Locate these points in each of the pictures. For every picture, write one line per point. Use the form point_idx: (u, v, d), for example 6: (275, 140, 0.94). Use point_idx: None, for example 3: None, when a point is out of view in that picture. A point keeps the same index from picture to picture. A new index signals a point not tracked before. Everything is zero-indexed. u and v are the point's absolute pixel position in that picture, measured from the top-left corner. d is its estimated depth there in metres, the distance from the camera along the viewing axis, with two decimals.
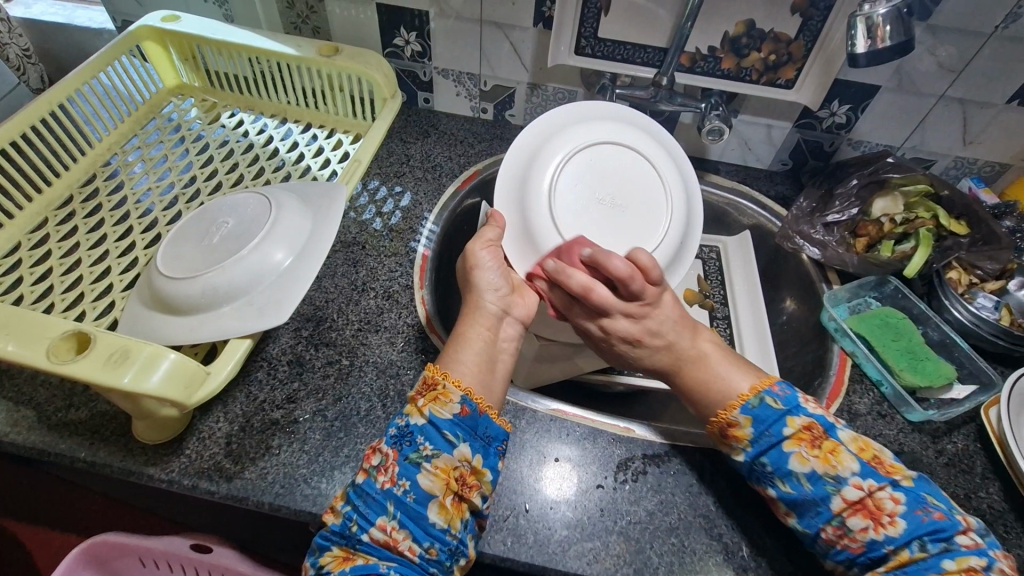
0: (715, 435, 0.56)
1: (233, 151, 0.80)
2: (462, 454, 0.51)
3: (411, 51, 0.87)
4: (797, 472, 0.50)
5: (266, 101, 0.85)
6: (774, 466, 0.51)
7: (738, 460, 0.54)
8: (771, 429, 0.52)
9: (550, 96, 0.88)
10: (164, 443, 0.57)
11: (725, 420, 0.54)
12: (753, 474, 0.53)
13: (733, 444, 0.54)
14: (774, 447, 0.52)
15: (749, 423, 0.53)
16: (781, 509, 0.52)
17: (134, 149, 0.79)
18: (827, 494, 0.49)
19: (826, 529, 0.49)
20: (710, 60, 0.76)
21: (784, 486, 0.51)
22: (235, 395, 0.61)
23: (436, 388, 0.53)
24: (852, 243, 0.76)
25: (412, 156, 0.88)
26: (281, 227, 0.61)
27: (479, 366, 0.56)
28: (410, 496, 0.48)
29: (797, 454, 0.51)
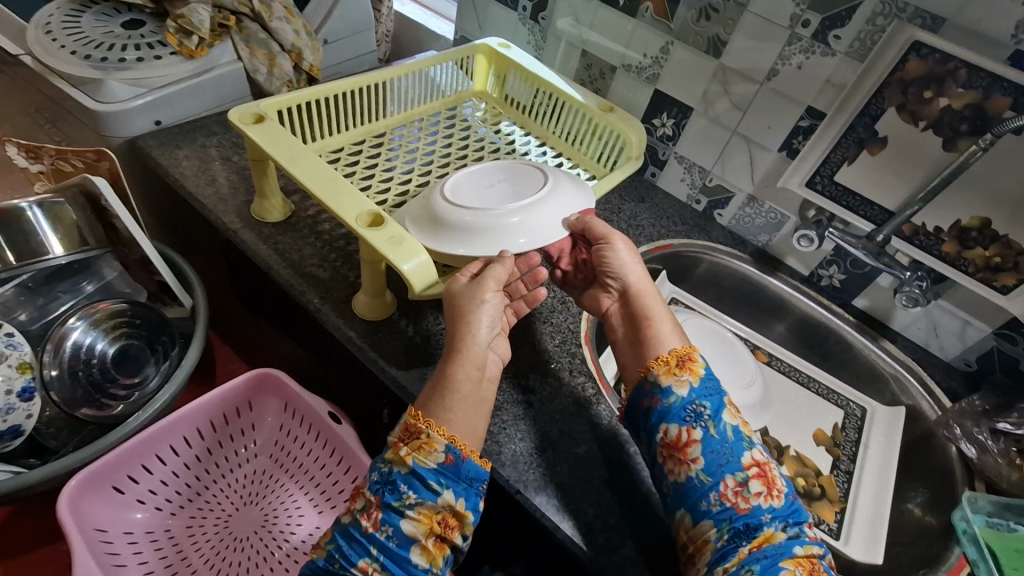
0: (661, 364, 0.63)
1: (499, 150, 1.01)
2: (445, 500, 0.54)
3: (662, 133, 1.03)
4: (728, 421, 0.60)
5: (537, 125, 1.05)
6: (711, 411, 0.60)
7: (678, 393, 0.61)
8: (713, 384, 0.62)
9: (763, 212, 0.98)
10: (370, 320, 0.76)
11: (685, 353, 0.64)
12: (684, 412, 0.60)
13: (681, 375, 0.62)
14: (716, 396, 0.61)
15: (701, 366, 0.63)
16: (693, 453, 0.58)
17: (435, 121, 1.04)
18: (741, 449, 0.59)
19: (727, 482, 0.57)
20: (931, 238, 0.81)
21: (711, 430, 0.59)
22: (429, 314, 0.78)
23: (418, 436, 0.55)
24: (1016, 461, 0.74)
25: (623, 211, 1.03)
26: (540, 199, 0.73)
27: (468, 414, 0.58)
28: (392, 541, 0.53)
29: (728, 409, 0.61)
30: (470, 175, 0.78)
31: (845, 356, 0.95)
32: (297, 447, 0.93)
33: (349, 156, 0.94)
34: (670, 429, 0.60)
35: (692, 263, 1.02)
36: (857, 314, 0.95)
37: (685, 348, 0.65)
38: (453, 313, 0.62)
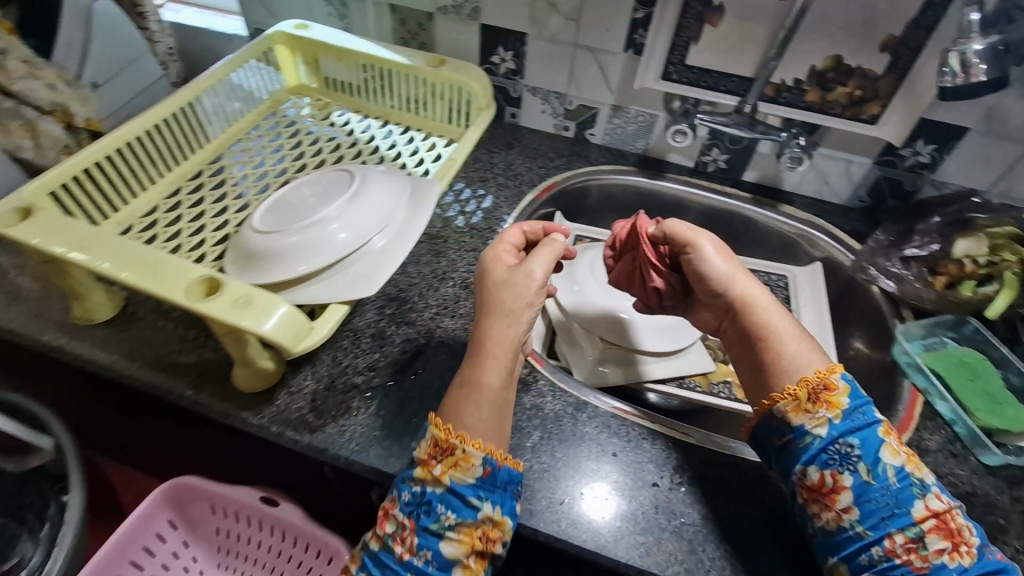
0: (789, 397, 0.56)
1: (340, 146, 0.88)
2: (490, 508, 0.52)
3: (505, 69, 0.95)
4: (888, 462, 0.52)
5: (373, 105, 0.93)
6: (863, 450, 0.53)
7: (818, 435, 0.54)
8: (863, 409, 0.55)
9: (631, 118, 0.93)
10: (258, 393, 0.63)
11: (822, 380, 0.56)
12: (827, 455, 0.53)
13: (818, 411, 0.55)
14: (870, 431, 0.53)
15: (845, 394, 0.55)
16: (842, 501, 0.52)
17: (256, 137, 0.88)
18: (913, 496, 0.51)
19: (894, 537, 0.50)
20: (795, 92, 0.79)
21: (867, 475, 0.52)
22: (322, 357, 0.67)
23: (452, 453, 0.51)
24: (931, 281, 0.74)
25: (495, 165, 0.94)
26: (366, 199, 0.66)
27: (490, 425, 0.54)
28: (432, 565, 0.50)
29: (887, 444, 0.53)
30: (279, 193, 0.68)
31: (755, 233, 0.94)
32: (243, 545, 0.81)
33: (167, 213, 0.77)
34: (809, 473, 0.53)
35: (583, 194, 0.96)
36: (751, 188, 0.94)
37: (823, 372, 0.57)
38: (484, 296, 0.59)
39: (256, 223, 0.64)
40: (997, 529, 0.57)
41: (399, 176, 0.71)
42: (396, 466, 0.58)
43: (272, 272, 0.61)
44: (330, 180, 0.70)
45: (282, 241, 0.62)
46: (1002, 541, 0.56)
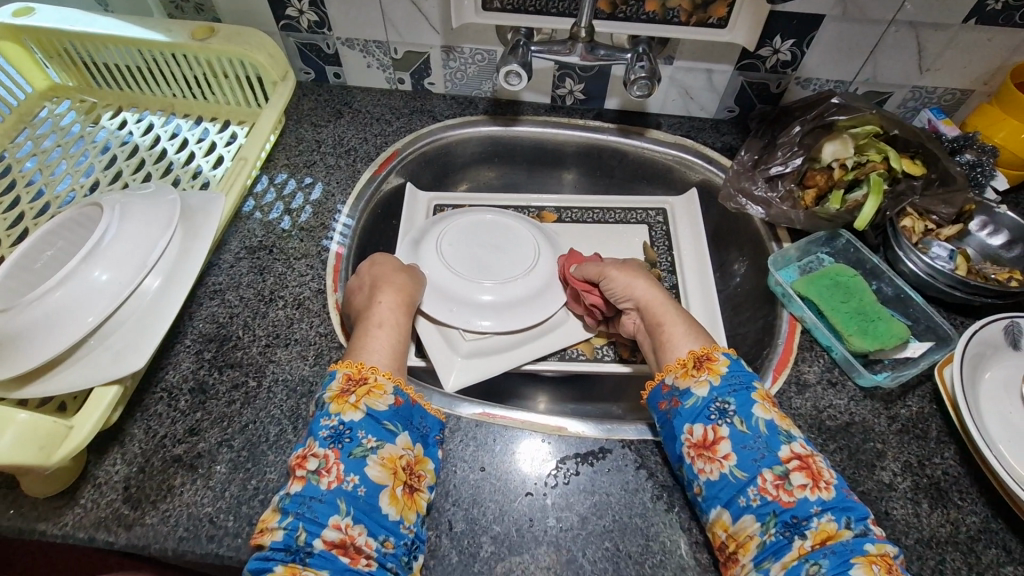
0: (677, 369, 0.55)
1: (116, 157, 0.71)
2: (404, 442, 0.52)
3: (308, 22, 0.78)
4: (760, 415, 0.50)
5: (151, 96, 0.76)
6: (739, 405, 0.51)
7: (700, 394, 0.52)
8: (741, 376, 0.53)
9: (468, 58, 0.80)
10: (55, 496, 0.53)
11: (705, 354, 0.55)
12: (709, 411, 0.51)
13: (702, 375, 0.54)
14: (744, 391, 0.52)
15: (725, 363, 0.54)
16: (722, 449, 0.49)
17: (4, 166, 0.70)
18: (780, 442, 0.49)
19: (765, 475, 0.47)
20: (632, 4, 0.68)
21: (741, 426, 0.50)
22: (133, 433, 0.56)
23: (366, 381, 0.54)
24: (801, 197, 0.70)
25: (323, 141, 0.80)
26: (122, 239, 0.52)
27: (391, 354, 0.58)
28: (361, 489, 0.48)
29: (759, 402, 0.51)
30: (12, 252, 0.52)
31: (628, 166, 0.85)
32: None
33: None
34: (693, 430, 0.51)
35: (433, 155, 0.84)
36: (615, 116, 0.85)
37: (707, 348, 0.56)
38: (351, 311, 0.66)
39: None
40: (876, 456, 0.55)
41: (165, 196, 0.57)
42: (235, 546, 0.50)
43: (20, 360, 0.47)
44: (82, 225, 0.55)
45: (25, 315, 0.47)
46: (881, 468, 0.54)
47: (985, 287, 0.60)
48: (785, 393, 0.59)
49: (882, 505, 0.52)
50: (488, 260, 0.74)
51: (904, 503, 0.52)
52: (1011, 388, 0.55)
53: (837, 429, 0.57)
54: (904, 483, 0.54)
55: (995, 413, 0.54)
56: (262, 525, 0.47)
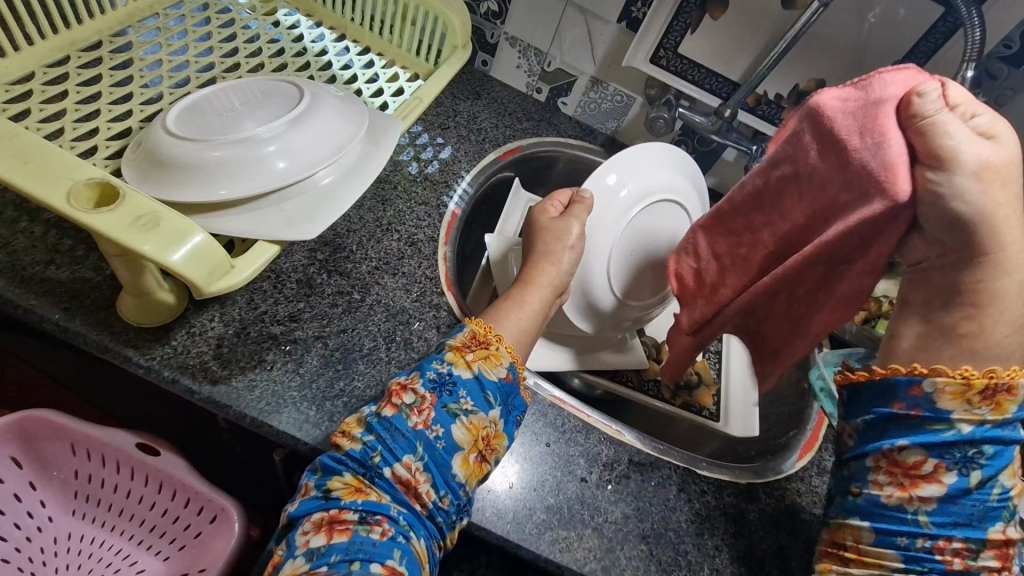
0: (957, 377, 0.42)
1: (283, 51, 0.74)
2: (495, 416, 0.49)
3: (487, 9, 0.86)
4: (1003, 481, 0.43)
5: (328, 11, 0.79)
6: (990, 462, 0.43)
7: (958, 428, 0.43)
8: (1016, 429, 0.43)
9: (608, 95, 0.89)
10: (148, 328, 0.53)
11: (1007, 381, 0.42)
12: (950, 446, 0.43)
13: (980, 407, 0.43)
14: (1008, 448, 0.43)
15: (1017, 403, 0.43)
16: (924, 489, 0.44)
17: (177, 16, 0.72)
18: (997, 517, 0.44)
19: (954, 540, 0.44)
20: (772, 107, 0.79)
21: (975, 482, 0.43)
22: (236, 298, 0.57)
23: (487, 347, 0.52)
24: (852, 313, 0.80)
25: (459, 113, 0.86)
26: (317, 124, 0.56)
27: (526, 333, 0.56)
28: (441, 442, 0.46)
29: (1011, 468, 0.43)
30: (209, 94, 0.56)
31: None
32: (110, 492, 0.71)
33: (46, 86, 0.59)
34: (909, 451, 0.44)
35: (545, 164, 0.91)
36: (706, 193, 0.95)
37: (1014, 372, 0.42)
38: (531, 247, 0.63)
39: (173, 126, 0.52)
40: None
41: (356, 106, 0.61)
42: (312, 434, 0.51)
43: (191, 190, 0.50)
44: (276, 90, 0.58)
45: (212, 153, 0.50)
46: None
47: None
48: (807, 470, 0.66)
49: None
50: (640, 254, 0.69)
51: None
52: None
53: None
54: None
55: None
56: (345, 426, 0.47)
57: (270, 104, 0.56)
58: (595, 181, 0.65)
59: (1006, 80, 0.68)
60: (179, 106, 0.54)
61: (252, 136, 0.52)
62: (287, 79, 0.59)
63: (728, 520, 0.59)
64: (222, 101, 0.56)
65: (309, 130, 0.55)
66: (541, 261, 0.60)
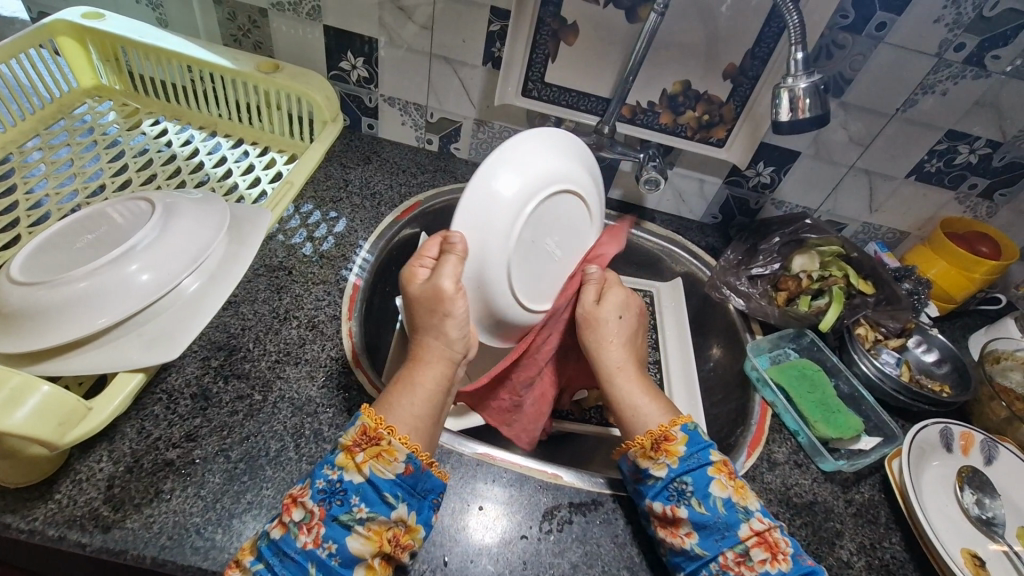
0: (638, 444, 0.54)
1: (152, 161, 0.73)
2: (399, 514, 0.48)
3: (357, 76, 0.86)
4: (717, 494, 0.50)
5: (196, 112, 0.80)
6: (695, 485, 0.51)
7: (658, 476, 0.52)
8: (700, 453, 0.52)
9: (496, 133, 0.89)
10: (29, 486, 0.49)
11: (662, 432, 0.54)
12: (667, 490, 0.52)
13: (659, 457, 0.53)
14: (701, 468, 0.51)
15: (682, 441, 0.53)
16: (682, 528, 0.50)
17: (35, 150, 0.70)
18: (738, 520, 0.49)
19: (726, 554, 0.48)
20: (649, 114, 0.80)
21: (699, 507, 0.50)
22: (124, 431, 0.54)
23: (378, 442, 0.49)
24: (774, 296, 0.80)
25: (350, 182, 0.85)
26: (170, 237, 0.54)
27: (424, 419, 0.53)
28: (335, 558, 0.45)
29: (718, 478, 0.51)
30: (56, 229, 0.54)
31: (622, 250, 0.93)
32: None
33: None
34: (653, 507, 0.52)
35: (449, 213, 0.90)
36: (616, 205, 0.95)
37: (665, 425, 0.55)
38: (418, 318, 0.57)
39: (16, 271, 0.49)
40: (835, 534, 0.61)
41: (216, 206, 0.60)
42: (219, 560, 0.48)
43: (43, 334, 0.47)
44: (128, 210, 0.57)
45: (57, 291, 0.48)
46: (839, 545, 0.60)
47: (924, 395, 0.70)
48: (757, 468, 0.65)
49: None
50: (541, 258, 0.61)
51: None
52: (947, 484, 0.64)
53: (803, 506, 0.62)
54: (860, 562, 0.59)
55: (935, 504, 0.62)
56: (238, 557, 0.46)
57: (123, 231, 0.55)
58: (478, 187, 0.54)
59: (853, 47, 0.71)
60: (26, 248, 0.51)
61: (98, 264, 0.50)
62: (135, 197, 0.58)
63: None
64: (75, 234, 0.55)
65: (160, 243, 0.53)
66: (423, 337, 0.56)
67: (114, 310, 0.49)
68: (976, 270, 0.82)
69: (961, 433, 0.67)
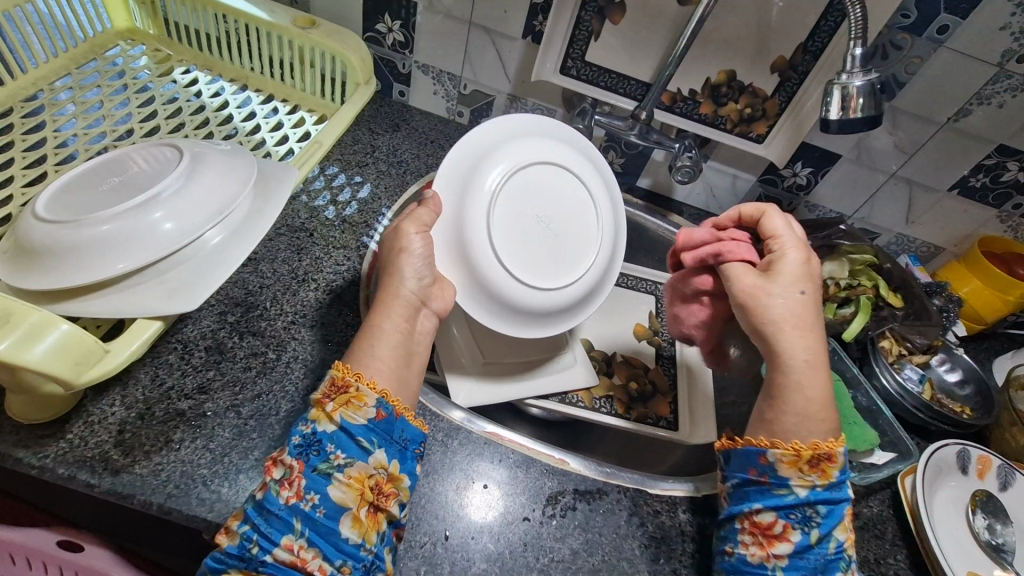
0: (788, 448, 0.51)
1: (181, 110, 0.72)
2: (378, 461, 0.48)
3: (393, 40, 0.84)
4: (836, 537, 0.49)
5: (227, 63, 0.78)
6: (825, 519, 0.49)
7: (796, 492, 0.50)
8: (840, 489, 0.51)
9: (529, 111, 0.87)
10: (42, 423, 0.50)
11: (827, 452, 0.50)
12: (792, 509, 0.50)
13: (809, 475, 0.50)
14: (837, 505, 0.50)
15: (839, 469, 0.50)
16: (777, 548, 0.49)
17: (64, 89, 0.69)
18: (838, 567, 0.49)
19: None
20: (689, 103, 0.78)
21: (815, 539, 0.49)
22: (138, 377, 0.54)
23: (347, 390, 0.49)
24: None
25: (377, 148, 0.83)
26: (194, 188, 0.53)
27: (392, 362, 0.52)
28: (320, 510, 0.44)
29: (842, 522, 0.50)
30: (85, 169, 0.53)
31: (646, 241, 0.92)
32: None
33: None
34: (764, 513, 0.51)
35: None
36: (643, 194, 0.93)
37: (831, 443, 0.51)
38: (388, 258, 0.56)
39: (41, 208, 0.49)
40: None
41: (243, 158, 0.59)
42: (224, 514, 0.48)
43: (62, 272, 0.47)
44: (154, 155, 0.56)
45: (82, 231, 0.47)
46: None
47: (944, 415, 0.69)
48: None
49: None
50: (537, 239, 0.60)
51: None
52: (958, 506, 0.63)
53: None
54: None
55: (945, 526, 0.61)
56: (227, 522, 0.46)
57: (146, 174, 0.54)
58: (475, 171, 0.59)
59: (911, 50, 0.67)
60: (51, 186, 0.51)
61: (122, 209, 0.49)
62: (162, 142, 0.57)
63: (684, 538, 0.57)
64: (104, 176, 0.54)
65: (184, 193, 0.53)
66: (389, 277, 0.55)
67: (136, 256, 0.49)
68: (1010, 293, 0.80)
69: (979, 456, 0.66)
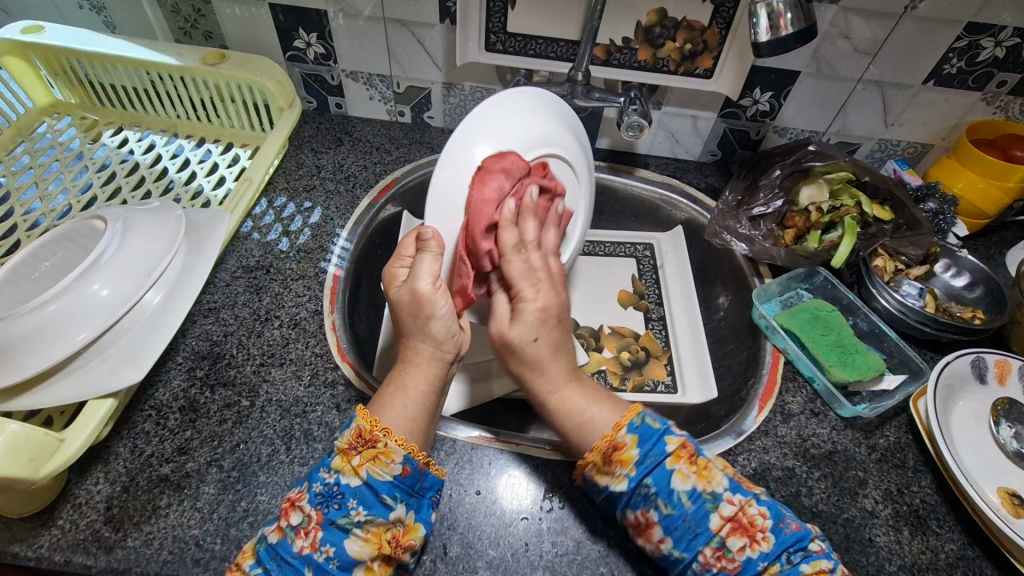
0: (588, 461, 0.48)
1: (116, 173, 0.71)
2: (397, 515, 0.47)
3: (314, 53, 0.81)
4: (680, 490, 0.45)
5: (154, 116, 0.78)
6: (658, 488, 0.45)
7: (619, 490, 0.47)
8: (654, 449, 0.47)
9: (468, 95, 0.84)
10: (31, 514, 0.50)
11: (610, 443, 0.48)
12: (634, 499, 0.46)
13: (614, 470, 0.47)
14: (659, 466, 0.46)
15: (633, 444, 0.47)
16: (657, 533, 0.46)
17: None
18: (707, 511, 0.45)
19: (704, 552, 0.44)
20: (626, 52, 0.73)
21: (666, 508, 0.45)
22: (118, 450, 0.54)
23: (374, 444, 0.47)
24: (780, 235, 0.75)
25: (323, 167, 0.82)
26: (124, 255, 0.53)
27: (421, 421, 0.50)
28: (334, 562, 0.44)
29: (678, 471, 0.46)
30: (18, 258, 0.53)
31: (617, 203, 0.88)
32: None
33: None
34: (625, 515, 0.47)
35: None
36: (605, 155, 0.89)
37: (612, 430, 0.48)
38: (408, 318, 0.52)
39: None
40: (858, 484, 0.57)
41: (172, 213, 0.59)
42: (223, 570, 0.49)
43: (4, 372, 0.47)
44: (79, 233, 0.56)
45: (12, 327, 0.47)
46: (863, 495, 0.56)
47: (952, 324, 0.64)
48: (770, 422, 0.61)
49: (865, 532, 0.54)
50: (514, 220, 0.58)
51: (886, 530, 0.54)
52: (979, 420, 0.59)
53: (821, 457, 0.59)
54: (886, 511, 0.55)
55: (966, 442, 0.58)
56: (237, 560, 0.45)
57: None
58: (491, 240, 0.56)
59: None
60: None
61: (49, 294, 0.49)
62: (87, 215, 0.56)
63: None
64: (37, 260, 0.55)
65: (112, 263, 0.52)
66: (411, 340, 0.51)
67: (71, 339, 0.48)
68: (1010, 179, 0.74)
69: (996, 361, 0.62)
